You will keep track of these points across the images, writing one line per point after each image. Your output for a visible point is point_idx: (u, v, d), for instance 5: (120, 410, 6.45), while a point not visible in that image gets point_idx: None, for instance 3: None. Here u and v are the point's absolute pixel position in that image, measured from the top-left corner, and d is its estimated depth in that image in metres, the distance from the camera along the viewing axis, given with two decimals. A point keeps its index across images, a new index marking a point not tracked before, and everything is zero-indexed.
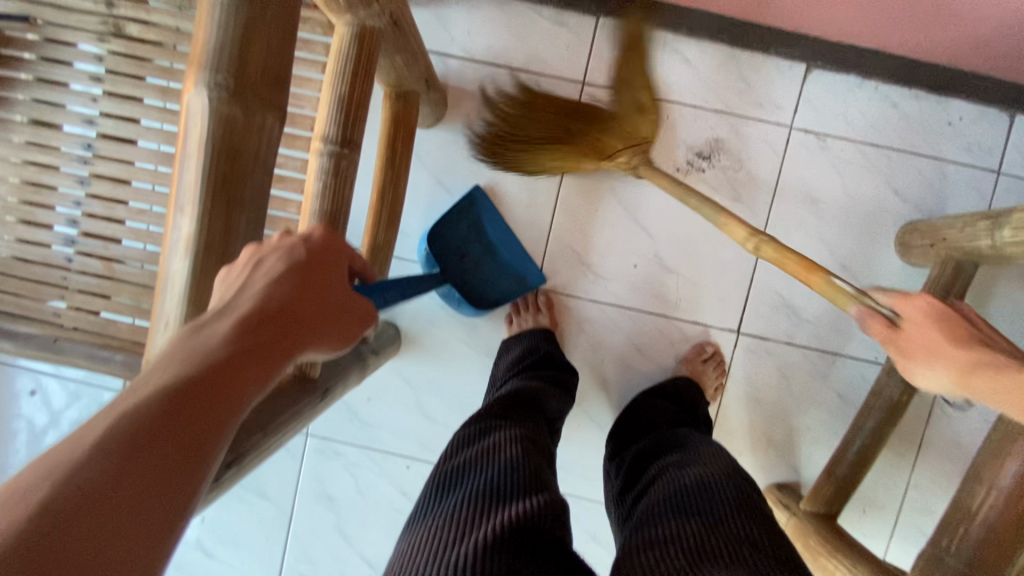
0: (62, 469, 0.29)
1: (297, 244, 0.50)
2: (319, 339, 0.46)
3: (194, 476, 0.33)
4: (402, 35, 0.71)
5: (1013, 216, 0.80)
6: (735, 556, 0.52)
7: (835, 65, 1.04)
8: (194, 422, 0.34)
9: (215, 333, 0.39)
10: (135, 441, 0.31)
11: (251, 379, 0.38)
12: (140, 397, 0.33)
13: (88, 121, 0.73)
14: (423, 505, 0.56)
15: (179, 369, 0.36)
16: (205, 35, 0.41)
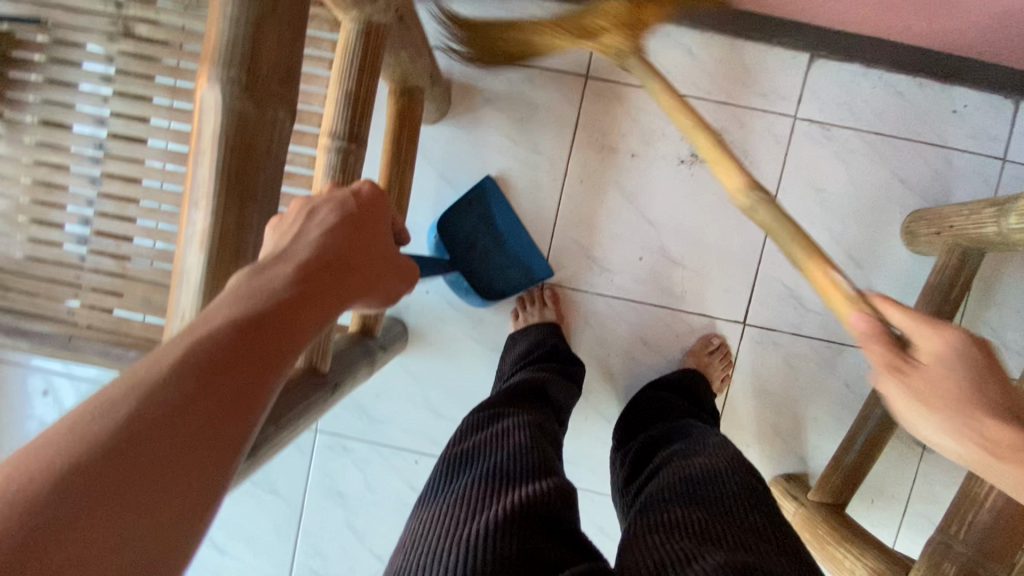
0: (143, 387, 0.31)
1: (348, 198, 0.49)
2: (369, 292, 0.47)
3: (259, 407, 0.34)
4: (407, 31, 0.71)
5: (1018, 203, 0.80)
6: (741, 541, 0.52)
7: (838, 54, 1.04)
8: (260, 356, 0.35)
9: (275, 275, 0.40)
10: (205, 370, 0.32)
11: (312, 321, 0.39)
12: (210, 329, 0.34)
13: (98, 121, 0.74)
14: (434, 485, 0.56)
15: (247, 305, 0.36)
16: (216, 32, 0.42)
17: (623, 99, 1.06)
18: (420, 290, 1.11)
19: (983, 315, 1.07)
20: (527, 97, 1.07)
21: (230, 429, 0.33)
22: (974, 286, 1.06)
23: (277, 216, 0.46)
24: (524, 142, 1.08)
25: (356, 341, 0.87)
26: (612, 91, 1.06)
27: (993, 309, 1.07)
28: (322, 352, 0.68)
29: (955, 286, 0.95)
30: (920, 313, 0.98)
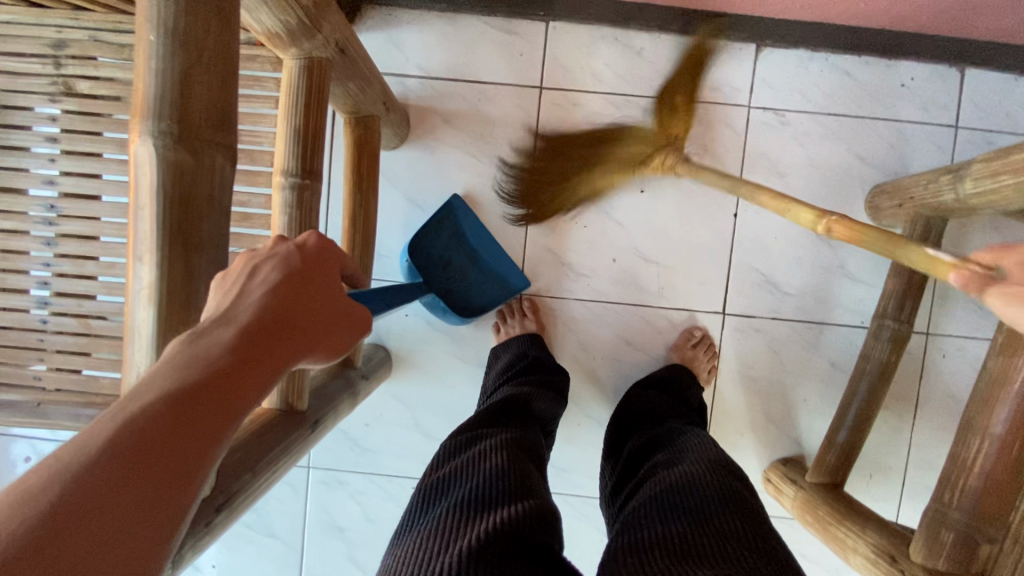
0: (71, 468, 0.29)
1: (292, 252, 0.49)
2: (316, 349, 0.46)
3: (196, 483, 0.33)
4: (352, 61, 0.71)
5: (972, 167, 0.84)
6: (723, 555, 0.52)
7: (782, 41, 1.06)
8: (197, 429, 0.34)
9: (211, 343, 0.39)
10: (127, 455, 0.31)
11: (252, 388, 0.38)
12: (135, 408, 0.33)
13: (49, 181, 0.73)
14: (410, 515, 0.56)
15: (183, 375, 0.36)
16: (144, 85, 0.42)
17: (579, 105, 1.07)
18: (399, 315, 1.11)
19: (955, 279, 1.09)
20: (485, 112, 1.08)
21: (153, 519, 0.31)
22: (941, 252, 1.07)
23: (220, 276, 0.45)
24: (486, 157, 1.08)
25: (335, 375, 0.86)
26: (567, 99, 1.07)
27: None
28: (298, 390, 0.68)
29: None
30: (892, 286, 1.00)
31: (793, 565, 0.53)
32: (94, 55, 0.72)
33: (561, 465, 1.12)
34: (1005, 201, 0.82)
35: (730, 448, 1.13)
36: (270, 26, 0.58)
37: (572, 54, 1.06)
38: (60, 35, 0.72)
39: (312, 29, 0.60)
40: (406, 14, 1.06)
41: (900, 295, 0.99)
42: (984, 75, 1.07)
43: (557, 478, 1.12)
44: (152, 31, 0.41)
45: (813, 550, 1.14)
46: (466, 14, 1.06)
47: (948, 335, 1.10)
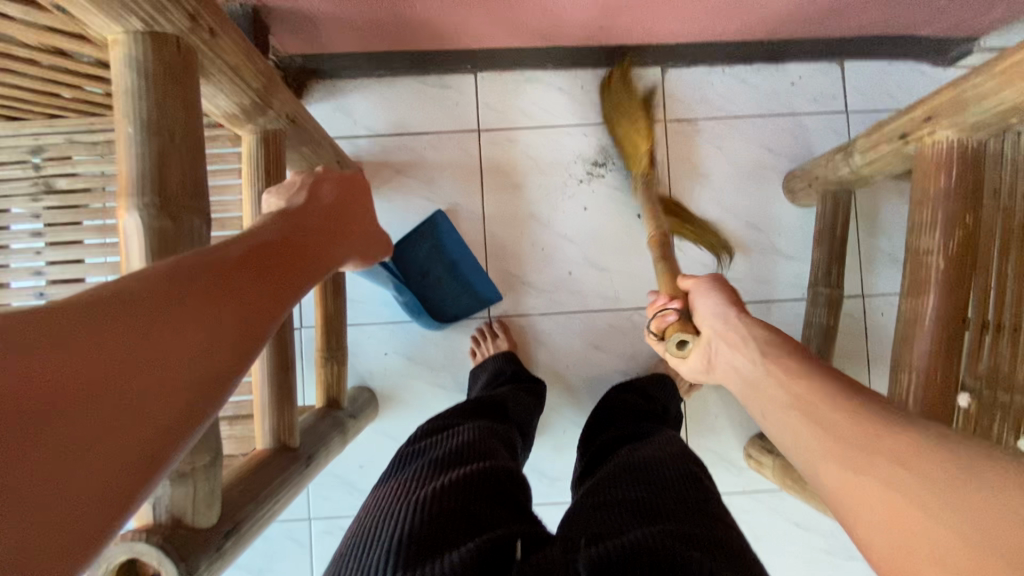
0: (232, 248, 0.46)
1: (342, 176, 0.70)
2: (353, 251, 0.67)
3: (299, 283, 0.50)
4: (304, 130, 0.81)
5: (857, 143, 0.97)
6: (680, 508, 0.58)
7: (682, 61, 1.20)
8: (298, 255, 0.52)
9: (299, 216, 0.58)
10: (262, 252, 0.48)
11: (325, 248, 0.58)
12: (224, 258, 0.44)
13: (36, 273, 0.78)
14: (391, 470, 0.63)
15: (287, 228, 0.55)
16: (127, 169, 0.50)
17: (514, 141, 1.19)
18: (379, 354, 1.17)
19: (874, 243, 1.20)
20: (432, 158, 1.18)
21: (279, 290, 0.47)
22: (857, 222, 1.19)
23: (287, 184, 0.66)
24: (438, 198, 1.18)
25: (323, 416, 0.91)
26: (504, 136, 1.19)
27: (883, 237, 1.20)
28: (288, 427, 0.73)
29: (837, 226, 1.10)
30: (819, 257, 1.12)
31: (732, 520, 0.60)
32: (70, 155, 0.79)
33: (553, 472, 1.17)
34: (890, 165, 0.95)
35: (708, 430, 1.21)
36: (227, 108, 0.67)
37: (501, 98, 1.19)
38: (36, 141, 0.77)
39: (263, 106, 0.69)
40: (348, 84, 1.18)
41: (826, 263, 1.11)
42: (859, 66, 1.23)
43: (551, 486, 1.17)
44: (129, 123, 0.50)
45: (804, 517, 1.20)
46: (402, 77, 1.18)
47: (882, 294, 1.20)
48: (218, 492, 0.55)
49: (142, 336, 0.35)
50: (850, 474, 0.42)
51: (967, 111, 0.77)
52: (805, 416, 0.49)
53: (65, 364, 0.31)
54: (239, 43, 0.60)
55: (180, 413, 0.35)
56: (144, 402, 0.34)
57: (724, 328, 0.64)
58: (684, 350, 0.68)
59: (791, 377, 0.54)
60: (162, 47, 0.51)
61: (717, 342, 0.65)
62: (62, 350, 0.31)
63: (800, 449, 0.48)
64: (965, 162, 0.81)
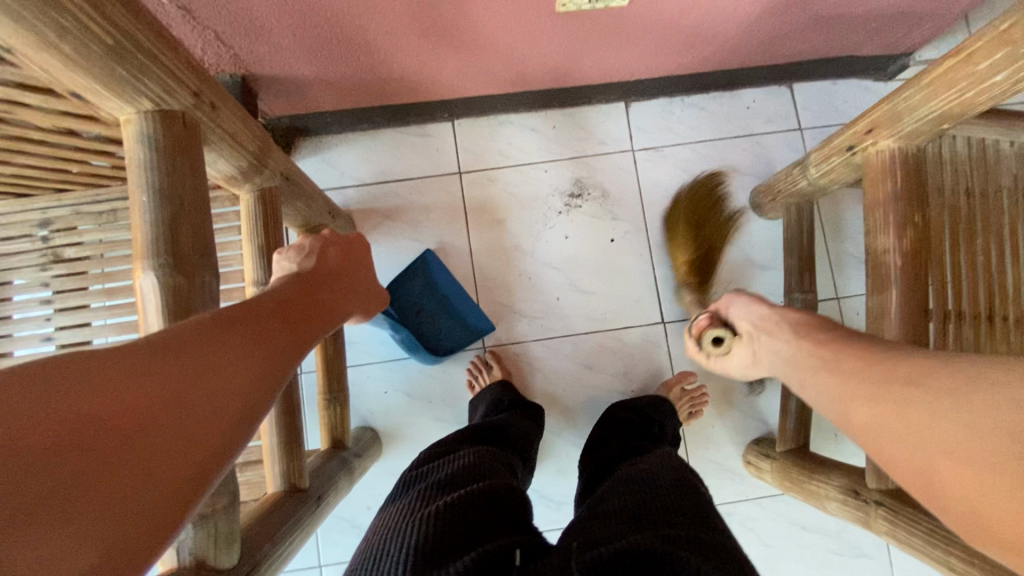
0: (254, 302, 0.52)
1: (344, 238, 0.76)
2: (357, 306, 0.71)
3: (311, 333, 0.56)
4: (297, 185, 0.86)
5: (810, 157, 1.05)
6: (676, 512, 0.61)
7: (644, 95, 1.29)
8: (309, 310, 0.58)
9: (308, 275, 0.64)
10: (279, 306, 0.54)
11: (332, 303, 0.63)
12: (252, 310, 0.50)
13: (46, 338, 0.81)
14: (396, 493, 0.66)
15: (299, 285, 0.60)
16: (141, 234, 0.55)
17: (495, 179, 1.26)
18: (379, 394, 1.20)
19: (842, 248, 1.27)
20: (419, 200, 1.25)
21: (296, 338, 0.52)
22: (823, 229, 1.27)
23: (294, 246, 0.70)
24: (426, 237, 1.24)
25: (330, 457, 0.94)
26: (484, 176, 1.26)
27: (848, 240, 1.27)
28: (298, 469, 0.76)
29: (803, 234, 1.17)
30: (792, 265, 1.18)
31: (724, 525, 0.63)
32: (76, 225, 0.83)
33: (560, 496, 1.19)
34: (843, 176, 1.03)
35: (706, 441, 1.24)
36: (226, 172, 0.73)
37: (479, 141, 1.26)
38: (45, 215, 0.82)
39: (260, 166, 0.75)
40: (334, 139, 1.25)
41: (798, 270, 1.17)
42: (806, 87, 1.33)
43: (558, 510, 1.19)
44: (142, 193, 0.55)
45: (809, 519, 1.22)
46: (384, 129, 1.26)
47: (855, 295, 1.26)
48: (237, 533, 0.57)
49: (190, 374, 0.40)
50: (876, 407, 0.48)
51: (902, 122, 0.85)
52: (833, 372, 0.55)
53: (131, 396, 0.37)
54: (236, 112, 0.66)
55: (221, 442, 0.41)
56: (193, 430, 0.39)
57: (763, 321, 0.70)
58: (722, 347, 0.73)
59: (818, 347, 0.60)
60: (170, 123, 0.57)
61: (758, 335, 0.70)
62: (130, 385, 0.37)
63: (832, 399, 0.53)
64: (908, 167, 0.89)
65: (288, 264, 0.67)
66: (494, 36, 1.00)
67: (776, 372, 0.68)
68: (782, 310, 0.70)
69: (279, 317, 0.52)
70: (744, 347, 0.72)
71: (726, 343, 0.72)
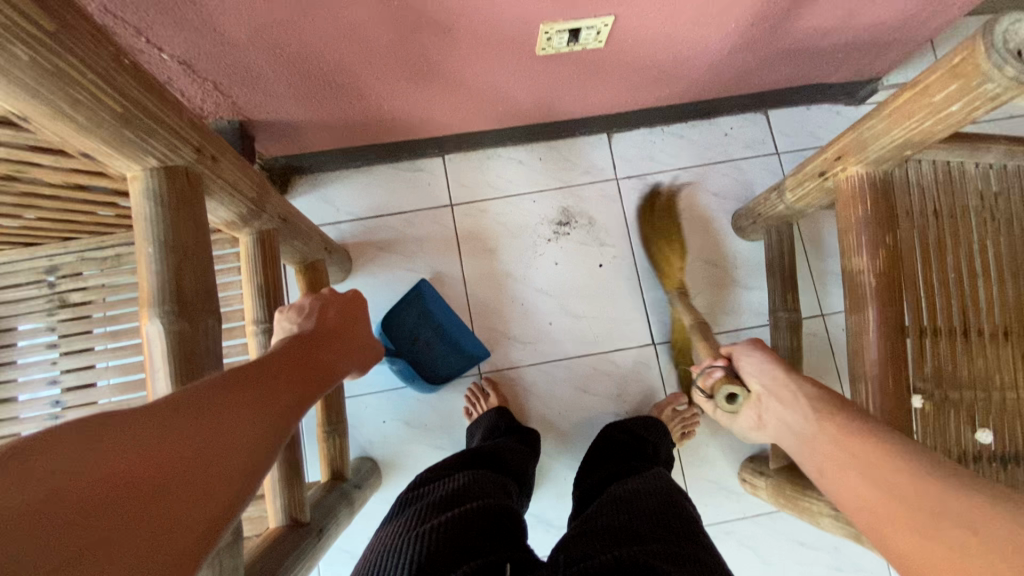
0: (259, 362, 0.57)
1: (344, 293, 0.80)
2: (359, 361, 0.76)
3: (313, 388, 0.60)
4: (295, 226, 0.90)
5: (786, 182, 1.10)
6: (659, 530, 0.64)
7: (626, 126, 1.34)
8: (311, 367, 0.62)
9: (310, 334, 0.69)
10: (283, 364, 0.58)
11: (333, 359, 0.68)
12: (257, 369, 0.55)
13: (51, 381, 0.84)
14: (392, 515, 0.69)
15: (301, 343, 0.65)
16: (148, 283, 0.58)
17: (485, 210, 1.30)
18: (378, 423, 1.22)
19: (824, 266, 1.31)
20: (412, 233, 1.29)
21: (298, 392, 0.57)
22: (805, 249, 1.31)
23: (294, 311, 0.75)
24: (421, 269, 1.27)
25: (329, 489, 0.95)
26: (475, 208, 1.30)
27: (830, 259, 1.32)
28: (299, 503, 0.77)
29: (784, 255, 1.21)
30: (776, 285, 1.22)
31: (709, 541, 0.66)
32: (82, 271, 0.86)
33: (559, 519, 1.20)
34: (818, 200, 1.07)
35: (701, 459, 1.26)
36: (227, 217, 0.76)
37: (469, 174, 1.31)
38: (51, 262, 0.85)
39: (258, 211, 0.79)
40: (330, 176, 1.30)
41: (782, 290, 1.21)
42: (781, 113, 1.39)
43: (558, 534, 1.20)
44: (148, 245, 0.59)
45: (807, 535, 1.23)
46: (377, 166, 1.31)
47: (838, 312, 1.29)
48: (240, 567, 0.59)
49: (201, 435, 0.44)
50: (911, 534, 0.47)
51: (868, 149, 0.90)
52: (864, 475, 0.53)
53: (147, 458, 0.40)
54: (236, 163, 0.70)
55: (229, 498, 0.44)
56: (203, 488, 0.42)
57: (774, 384, 0.70)
58: (734, 403, 0.75)
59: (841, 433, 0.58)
60: (175, 178, 0.60)
61: (767, 399, 0.70)
62: (146, 447, 0.41)
63: (863, 509, 0.52)
64: (876, 192, 0.94)
65: (290, 326, 0.72)
66: (480, 77, 1.05)
67: (780, 440, 0.69)
68: (796, 375, 0.69)
69: (281, 377, 0.56)
70: (751, 412, 0.73)
71: (738, 399, 0.74)
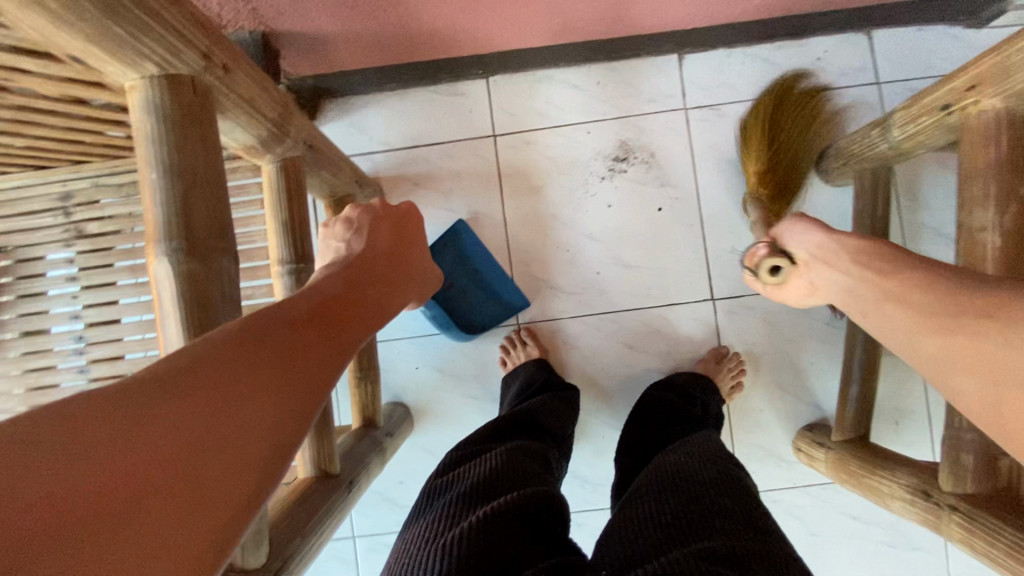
0: (294, 302, 0.46)
1: (391, 211, 0.69)
2: (410, 293, 0.65)
3: (359, 336, 0.49)
4: (321, 153, 0.80)
5: (894, 117, 0.91)
6: (719, 526, 0.58)
7: (700, 46, 1.15)
8: (357, 306, 0.52)
9: (357, 262, 0.58)
10: (323, 306, 0.48)
11: (382, 295, 0.57)
12: (291, 313, 0.44)
13: (73, 316, 0.80)
14: (421, 507, 0.68)
15: (344, 275, 0.54)
16: (153, 215, 0.50)
17: (532, 143, 1.17)
18: (411, 369, 1.17)
19: (918, 219, 1.14)
20: (449, 167, 1.17)
21: (342, 342, 0.46)
22: (897, 198, 1.13)
23: (343, 224, 0.65)
24: (460, 207, 1.17)
25: (360, 437, 0.91)
26: (520, 140, 1.17)
27: (926, 211, 1.14)
28: (328, 454, 0.73)
29: (877, 204, 1.04)
30: (861, 239, 1.06)
31: (776, 526, 0.60)
32: (97, 199, 0.79)
33: (595, 476, 1.15)
34: (933, 138, 0.89)
35: (753, 424, 1.17)
36: (246, 141, 0.66)
37: (516, 101, 1.17)
38: (65, 188, 0.78)
39: (281, 134, 0.68)
40: (362, 100, 1.17)
41: (869, 245, 1.05)
42: (887, 33, 1.16)
43: (594, 491, 1.15)
44: (151, 169, 0.50)
45: (861, 509, 1.15)
46: (413, 88, 1.17)
47: None
48: (265, 531, 0.54)
49: (208, 415, 0.34)
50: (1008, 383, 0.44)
51: (1014, 77, 0.70)
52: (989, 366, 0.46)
53: (134, 452, 0.30)
54: (253, 75, 0.59)
55: (247, 493, 0.35)
56: (210, 486, 0.33)
57: (819, 248, 0.63)
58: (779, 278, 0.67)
59: (882, 277, 0.56)
60: (179, 91, 0.50)
61: (812, 265, 0.64)
62: (139, 433, 0.31)
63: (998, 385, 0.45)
64: (1018, 131, 0.75)
65: (338, 243, 0.63)
66: None
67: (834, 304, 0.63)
68: (841, 236, 0.62)
69: (316, 322, 0.45)
70: (799, 280, 0.66)
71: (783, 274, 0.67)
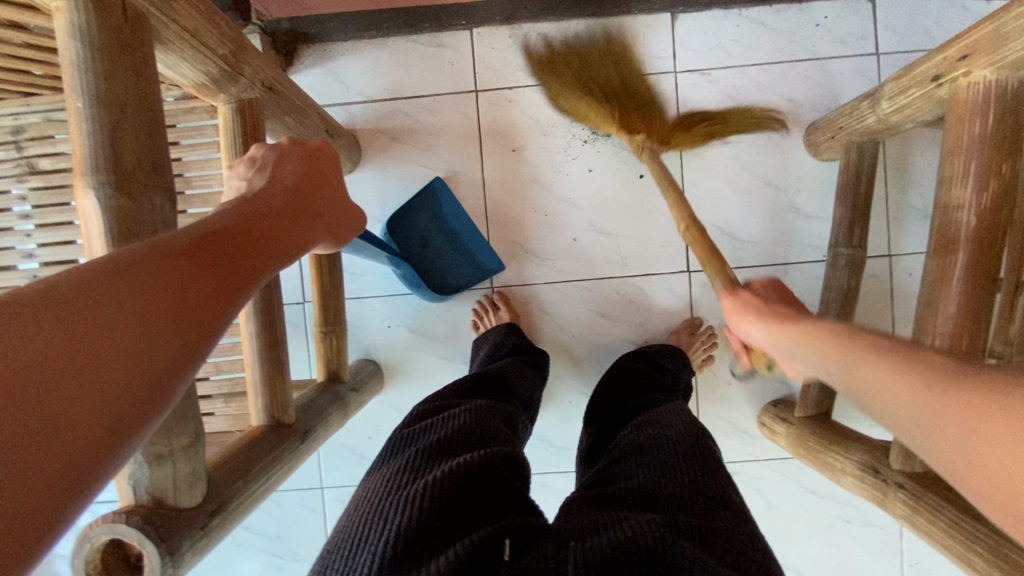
0: (180, 232, 0.45)
1: (308, 149, 0.67)
2: (325, 231, 0.64)
3: (258, 268, 0.49)
4: (283, 97, 0.77)
5: (884, 88, 0.87)
6: (675, 501, 0.58)
7: (693, 5, 1.11)
8: (255, 239, 0.50)
9: (258, 198, 0.56)
10: (213, 236, 0.46)
11: (287, 230, 0.55)
12: (174, 244, 0.43)
13: (28, 255, 0.79)
14: (385, 455, 0.68)
15: (243, 209, 0.53)
16: (81, 146, 0.48)
17: (514, 101, 1.13)
18: (382, 327, 1.16)
19: (904, 199, 1.11)
20: (428, 121, 1.14)
21: (234, 274, 0.46)
22: (884, 175, 1.11)
23: (249, 162, 0.63)
24: (437, 163, 1.14)
25: (323, 391, 0.92)
26: (502, 97, 1.13)
27: (913, 191, 1.11)
28: (281, 404, 0.73)
29: (861, 181, 1.01)
30: (841, 215, 1.04)
31: (741, 507, 0.60)
32: (51, 134, 0.77)
33: (560, 440, 1.17)
34: (921, 112, 0.85)
35: (721, 398, 1.17)
36: (194, 79, 0.63)
37: (499, 55, 1.12)
38: (16, 121, 0.76)
39: (235, 73, 0.65)
40: (339, 47, 1.13)
41: (848, 223, 1.02)
42: None
43: (559, 455, 1.17)
44: (79, 98, 0.48)
45: (820, 484, 1.17)
46: (394, 37, 1.13)
47: (910, 254, 1.12)
48: (201, 472, 0.55)
49: (65, 343, 0.34)
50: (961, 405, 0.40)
51: (1007, 47, 0.67)
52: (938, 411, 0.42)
53: None
54: (194, 6, 0.56)
55: (119, 417, 0.35)
56: (69, 406, 0.33)
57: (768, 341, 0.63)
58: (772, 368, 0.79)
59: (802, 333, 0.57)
60: (107, 15, 0.48)
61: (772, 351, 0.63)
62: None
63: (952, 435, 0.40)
64: (1005, 105, 0.72)
65: (239, 182, 0.62)
66: None
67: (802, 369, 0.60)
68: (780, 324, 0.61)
69: (206, 254, 0.44)
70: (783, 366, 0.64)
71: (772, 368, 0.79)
